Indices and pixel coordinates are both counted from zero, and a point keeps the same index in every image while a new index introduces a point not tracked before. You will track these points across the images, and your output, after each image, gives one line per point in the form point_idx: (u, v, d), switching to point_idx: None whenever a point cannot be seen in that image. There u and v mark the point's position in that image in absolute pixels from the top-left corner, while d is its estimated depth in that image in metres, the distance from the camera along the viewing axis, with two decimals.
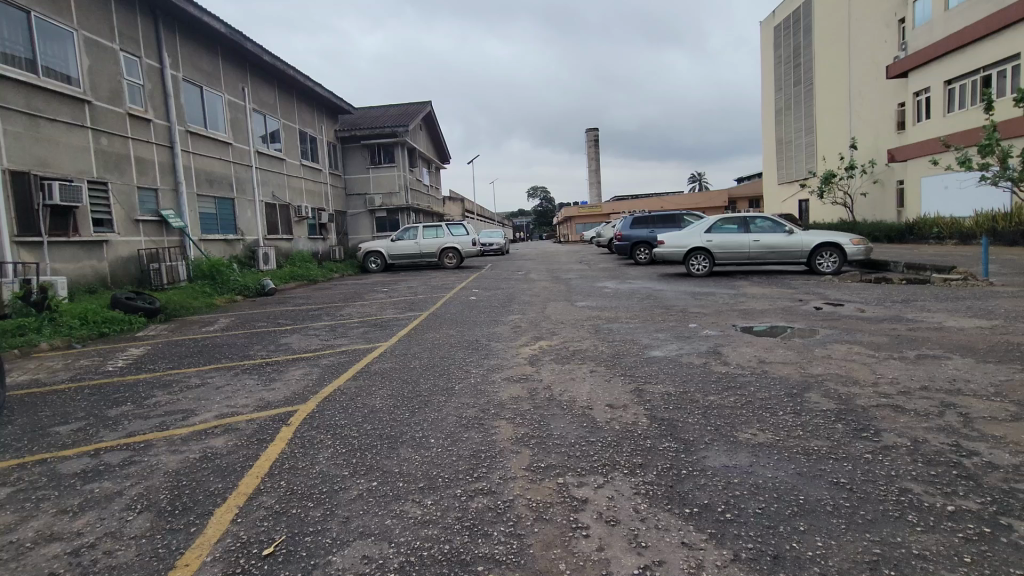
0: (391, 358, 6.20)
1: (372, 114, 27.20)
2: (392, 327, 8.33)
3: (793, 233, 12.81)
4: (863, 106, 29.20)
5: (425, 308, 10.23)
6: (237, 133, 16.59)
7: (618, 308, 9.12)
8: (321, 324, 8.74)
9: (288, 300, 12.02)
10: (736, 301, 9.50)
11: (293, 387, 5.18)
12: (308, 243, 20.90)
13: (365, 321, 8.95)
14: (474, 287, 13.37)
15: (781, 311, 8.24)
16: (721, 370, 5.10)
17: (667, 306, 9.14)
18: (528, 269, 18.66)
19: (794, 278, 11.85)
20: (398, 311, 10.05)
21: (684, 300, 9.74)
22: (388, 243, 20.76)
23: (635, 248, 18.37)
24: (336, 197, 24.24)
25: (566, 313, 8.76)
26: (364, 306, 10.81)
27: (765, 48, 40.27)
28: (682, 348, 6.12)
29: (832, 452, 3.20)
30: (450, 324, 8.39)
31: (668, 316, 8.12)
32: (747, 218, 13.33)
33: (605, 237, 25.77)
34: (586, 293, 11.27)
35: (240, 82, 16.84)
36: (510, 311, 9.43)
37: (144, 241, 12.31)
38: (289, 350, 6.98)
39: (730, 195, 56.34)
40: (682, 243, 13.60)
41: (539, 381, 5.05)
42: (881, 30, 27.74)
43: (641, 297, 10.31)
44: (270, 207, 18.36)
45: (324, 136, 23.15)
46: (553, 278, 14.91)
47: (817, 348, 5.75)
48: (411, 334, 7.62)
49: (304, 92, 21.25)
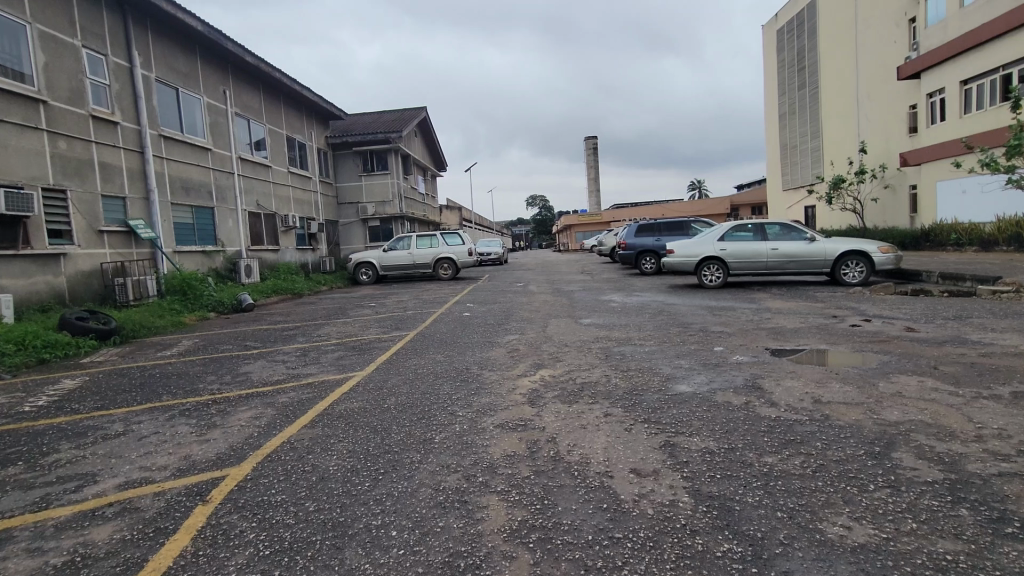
0: (362, 395, 5.16)
1: (365, 121, 26.30)
2: (372, 351, 7.30)
3: (815, 240, 11.80)
4: (872, 109, 28.32)
5: (413, 326, 9.19)
6: (217, 138, 15.62)
7: (627, 326, 8.10)
8: (292, 347, 7.70)
9: (265, 318, 10.98)
10: (761, 317, 8.47)
11: (232, 440, 4.12)
12: (296, 254, 19.89)
13: (342, 343, 7.92)
14: (469, 302, 12.34)
15: (817, 330, 7.22)
16: (769, 415, 4.06)
17: (684, 324, 8.11)
18: (528, 280, 17.65)
19: (818, 290, 10.83)
20: (383, 330, 9.03)
21: (700, 316, 8.71)
22: (380, 254, 19.78)
23: (641, 258, 17.38)
24: (326, 206, 23.28)
25: (569, 333, 7.74)
26: (346, 324, 9.78)
27: (768, 52, 39.48)
28: (712, 381, 5.07)
29: (979, 570, 2.16)
30: (436, 347, 7.35)
31: (686, 337, 7.09)
32: (763, 225, 12.34)
33: (608, 246, 24.84)
34: (591, 308, 10.24)
35: (221, 84, 15.92)
36: (507, 330, 8.41)
37: (109, 253, 11.30)
38: (247, 382, 5.92)
39: (732, 202, 55.47)
40: (693, 252, 12.60)
41: (541, 430, 4.00)
42: (890, 30, 26.87)
43: (653, 313, 9.28)
44: (254, 216, 17.36)
45: (314, 143, 22.23)
46: (554, 290, 13.93)
47: (880, 382, 4.70)
48: (390, 362, 6.57)
49: (292, 96, 20.35)
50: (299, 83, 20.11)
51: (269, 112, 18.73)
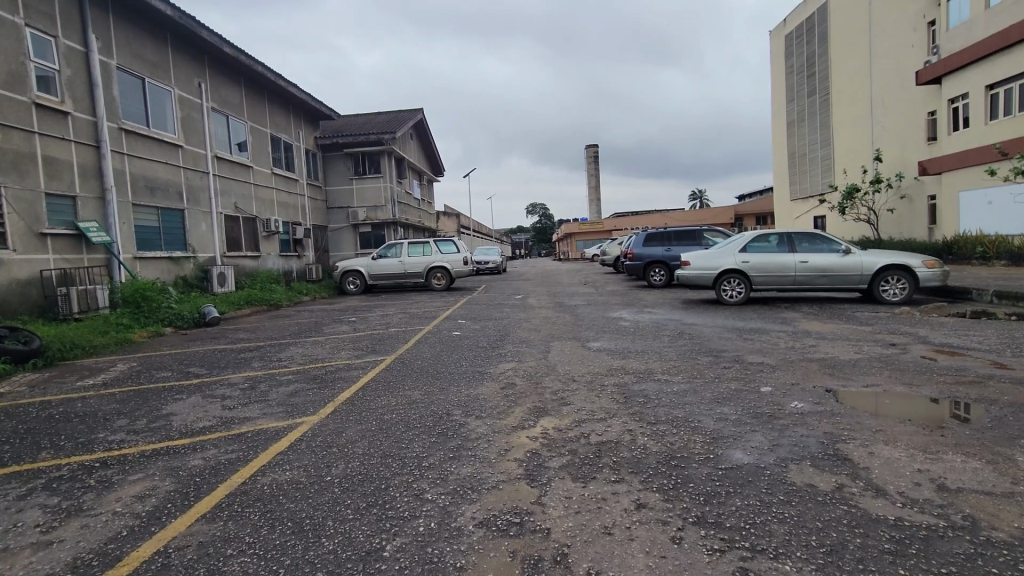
0: (300, 458, 3.82)
1: (358, 122, 25.10)
2: (336, 385, 5.95)
3: (849, 253, 10.54)
4: (888, 115, 27.16)
5: (392, 349, 7.89)
6: (191, 134, 14.35)
7: (645, 354, 6.80)
8: (241, 378, 6.36)
9: (228, 334, 9.65)
10: (802, 343, 7.16)
11: (81, 545, 2.76)
12: (279, 261, 18.58)
13: (304, 372, 6.59)
14: (461, 317, 11.02)
15: (880, 363, 5.90)
16: (890, 518, 2.71)
17: (713, 351, 6.79)
18: (526, 292, 16.33)
19: (858, 310, 9.52)
20: (358, 353, 7.71)
21: (730, 341, 7.39)
22: (369, 262, 18.47)
23: (649, 270, 16.11)
24: (314, 210, 22.01)
25: (576, 364, 6.42)
26: (316, 344, 8.48)
27: (776, 58, 38.38)
28: (775, 443, 3.76)
29: None
30: (415, 379, 6.05)
31: (721, 371, 5.78)
32: (789, 235, 11.09)
33: (612, 256, 23.57)
34: (598, 328, 8.93)
35: (196, 75, 14.70)
36: (503, 356, 7.11)
37: (53, 259, 10.00)
38: (164, 430, 4.60)
39: (736, 211, 54.17)
40: (711, 264, 11.30)
41: (548, 537, 2.67)
42: (907, 34, 25.75)
43: (672, 336, 7.97)
44: (232, 220, 16.08)
45: (301, 143, 20.97)
46: (556, 304, 12.65)
47: (1015, 455, 3.37)
48: (352, 401, 5.24)
49: (278, 93, 19.13)
50: (286, 79, 18.91)
51: (252, 108, 17.52)
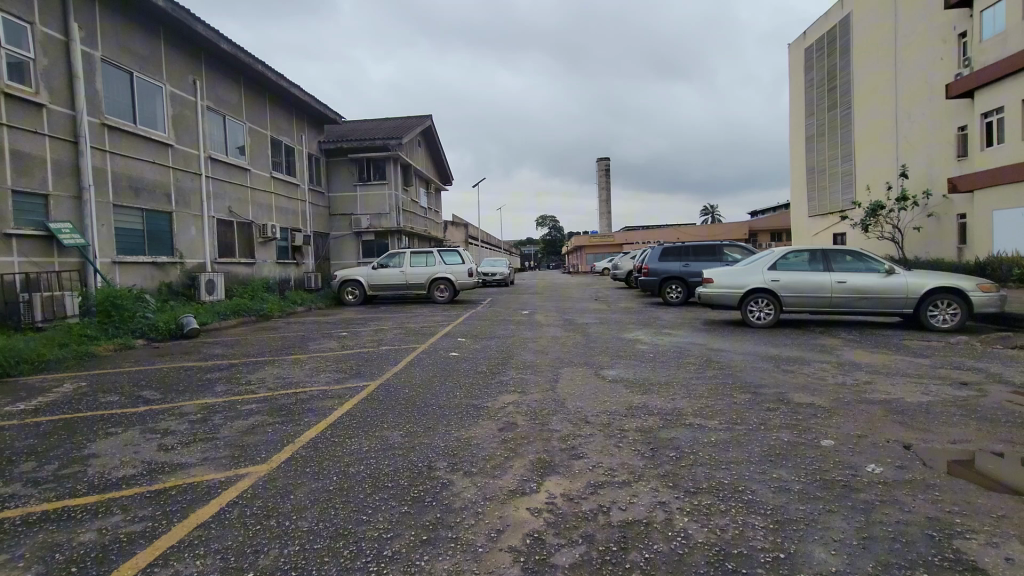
0: (224, 536, 2.86)
1: (364, 127, 24.40)
2: (302, 420, 4.96)
3: (892, 272, 9.52)
4: (915, 129, 26.09)
5: (379, 372, 6.92)
6: (183, 133, 13.59)
7: (670, 388, 5.79)
8: (196, 407, 5.41)
9: (202, 349, 8.75)
10: (853, 378, 6.11)
11: None
12: (277, 268, 17.78)
13: (271, 400, 5.64)
14: (461, 335, 10.05)
15: (958, 409, 4.86)
16: None
17: (750, 387, 5.76)
18: (533, 307, 15.36)
19: (905, 338, 8.46)
20: (340, 377, 6.75)
21: (768, 374, 6.36)
22: (369, 271, 17.59)
23: (665, 287, 15.08)
24: (316, 217, 21.22)
25: (589, 399, 5.42)
26: (295, 364, 7.53)
27: (795, 71, 37.45)
28: (864, 534, 2.76)
29: None
30: (397, 414, 5.08)
31: (767, 416, 4.76)
32: (825, 252, 10.10)
33: (624, 270, 22.68)
34: (613, 352, 7.94)
35: (190, 72, 13.98)
36: (505, 386, 6.13)
37: (19, 262, 9.20)
38: (70, 481, 3.64)
39: (751, 228, 52.89)
40: (738, 282, 10.30)
41: None
42: (936, 46, 24.74)
43: (698, 364, 6.95)
44: (225, 224, 15.27)
45: (304, 147, 20.22)
46: (566, 322, 11.67)
47: None
48: (315, 445, 4.26)
49: (280, 94, 18.42)
50: (288, 80, 18.21)
51: (251, 109, 16.79)
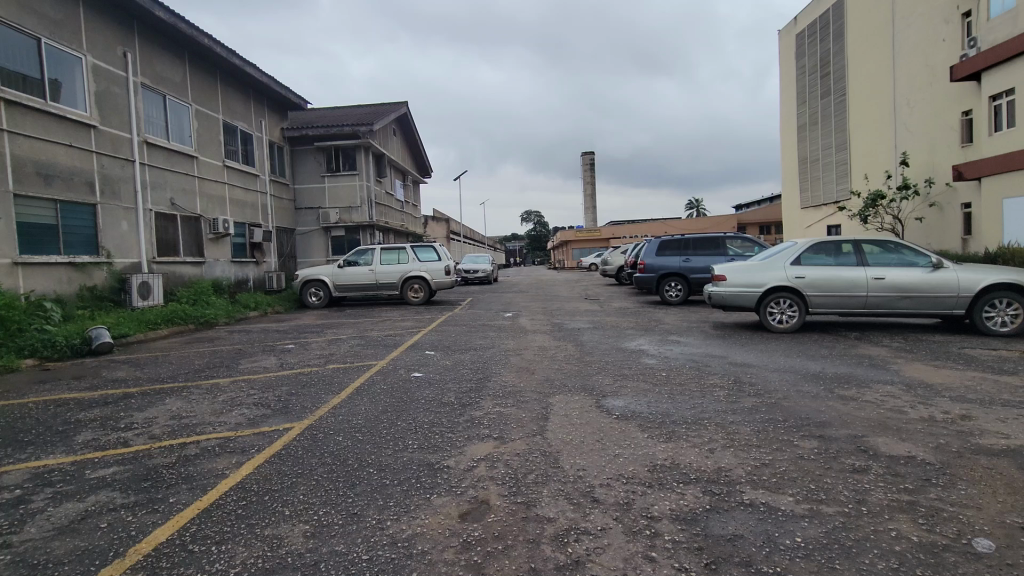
0: None
1: (333, 114, 22.54)
2: (164, 502, 3.27)
3: (939, 267, 8.14)
4: (916, 114, 24.89)
5: (312, 405, 5.28)
6: (111, 113, 11.73)
7: (702, 430, 4.22)
8: (22, 475, 3.69)
9: (101, 371, 6.98)
10: (937, 409, 4.62)
11: None
12: (231, 268, 15.97)
13: (141, 461, 3.93)
14: (429, 347, 8.41)
15: None
16: None
17: (810, 429, 4.22)
18: (516, 308, 13.76)
19: (966, 347, 7.03)
20: (258, 414, 5.07)
21: (825, 405, 4.83)
22: (334, 270, 15.82)
23: (662, 284, 13.62)
24: (279, 211, 19.40)
25: (593, 453, 3.82)
26: (207, 394, 5.83)
27: (785, 58, 36.19)
28: None
29: None
30: (312, 488, 3.43)
31: (861, 488, 3.20)
32: (858, 243, 8.65)
33: (614, 266, 21.23)
34: (614, 370, 6.38)
35: (119, 43, 12.11)
36: (478, 428, 4.52)
37: None
38: None
39: (739, 221, 51.83)
40: (756, 280, 8.79)
41: None
42: (937, 27, 23.45)
43: (726, 389, 5.40)
44: (169, 218, 13.46)
45: (263, 133, 18.35)
46: (554, 328, 10.07)
47: None
48: (153, 566, 2.59)
49: (234, 74, 16.54)
50: (241, 58, 16.32)
51: (198, 89, 14.93)
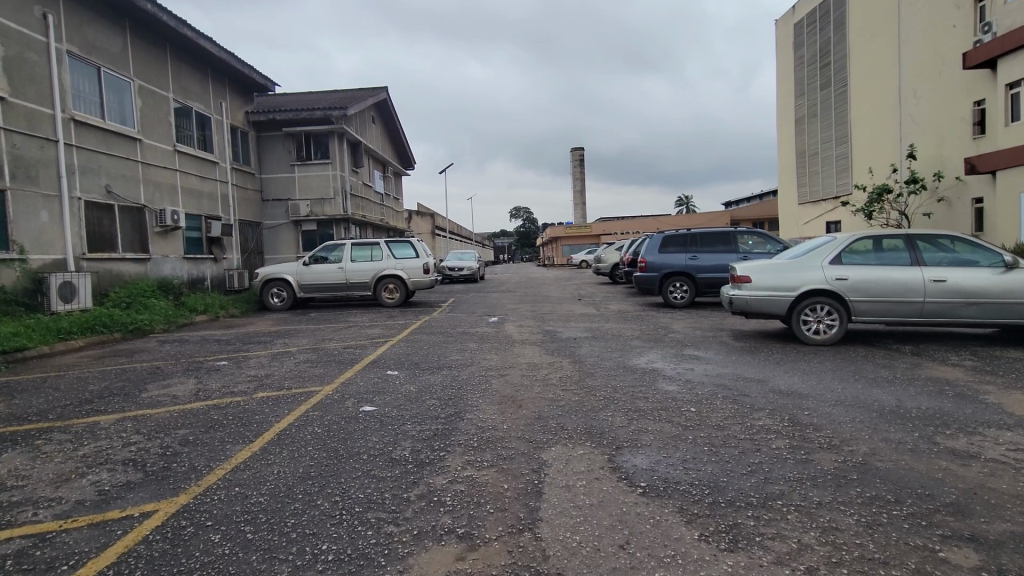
0: None
1: (305, 98, 20.79)
2: None
3: (1012, 268, 6.74)
4: (924, 104, 23.65)
5: (205, 465, 3.69)
6: (26, 83, 10.00)
7: (783, 526, 2.70)
8: None
9: None
10: None
11: None
12: (184, 265, 14.27)
13: None
14: (392, 364, 6.86)
15: None
16: None
17: (948, 522, 2.72)
18: (502, 312, 12.23)
19: None
20: (119, 483, 3.46)
21: (942, 470, 3.33)
22: (299, 268, 14.18)
23: (667, 284, 12.12)
24: (243, 202, 17.69)
25: None
26: (71, 442, 4.21)
27: (783, 48, 34.86)
28: None
29: None
30: None
31: None
32: (910, 237, 7.22)
33: (608, 263, 19.79)
34: (627, 403, 4.88)
35: (36, 2, 10.36)
36: (436, 514, 2.96)
37: None
38: None
39: (732, 218, 50.84)
40: (787, 282, 7.32)
41: None
42: (947, 12, 22.16)
43: (786, 439, 3.91)
44: (104, 208, 11.75)
45: (224, 116, 16.59)
46: (547, 338, 8.54)
47: None
48: None
49: (187, 48, 14.78)
50: (194, 29, 14.54)
51: (142, 63, 13.19)
